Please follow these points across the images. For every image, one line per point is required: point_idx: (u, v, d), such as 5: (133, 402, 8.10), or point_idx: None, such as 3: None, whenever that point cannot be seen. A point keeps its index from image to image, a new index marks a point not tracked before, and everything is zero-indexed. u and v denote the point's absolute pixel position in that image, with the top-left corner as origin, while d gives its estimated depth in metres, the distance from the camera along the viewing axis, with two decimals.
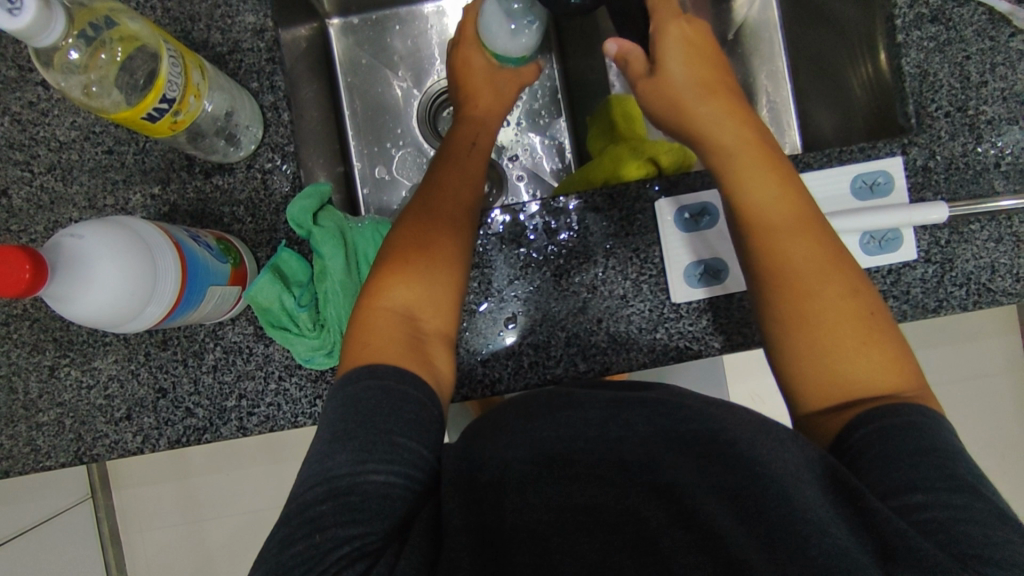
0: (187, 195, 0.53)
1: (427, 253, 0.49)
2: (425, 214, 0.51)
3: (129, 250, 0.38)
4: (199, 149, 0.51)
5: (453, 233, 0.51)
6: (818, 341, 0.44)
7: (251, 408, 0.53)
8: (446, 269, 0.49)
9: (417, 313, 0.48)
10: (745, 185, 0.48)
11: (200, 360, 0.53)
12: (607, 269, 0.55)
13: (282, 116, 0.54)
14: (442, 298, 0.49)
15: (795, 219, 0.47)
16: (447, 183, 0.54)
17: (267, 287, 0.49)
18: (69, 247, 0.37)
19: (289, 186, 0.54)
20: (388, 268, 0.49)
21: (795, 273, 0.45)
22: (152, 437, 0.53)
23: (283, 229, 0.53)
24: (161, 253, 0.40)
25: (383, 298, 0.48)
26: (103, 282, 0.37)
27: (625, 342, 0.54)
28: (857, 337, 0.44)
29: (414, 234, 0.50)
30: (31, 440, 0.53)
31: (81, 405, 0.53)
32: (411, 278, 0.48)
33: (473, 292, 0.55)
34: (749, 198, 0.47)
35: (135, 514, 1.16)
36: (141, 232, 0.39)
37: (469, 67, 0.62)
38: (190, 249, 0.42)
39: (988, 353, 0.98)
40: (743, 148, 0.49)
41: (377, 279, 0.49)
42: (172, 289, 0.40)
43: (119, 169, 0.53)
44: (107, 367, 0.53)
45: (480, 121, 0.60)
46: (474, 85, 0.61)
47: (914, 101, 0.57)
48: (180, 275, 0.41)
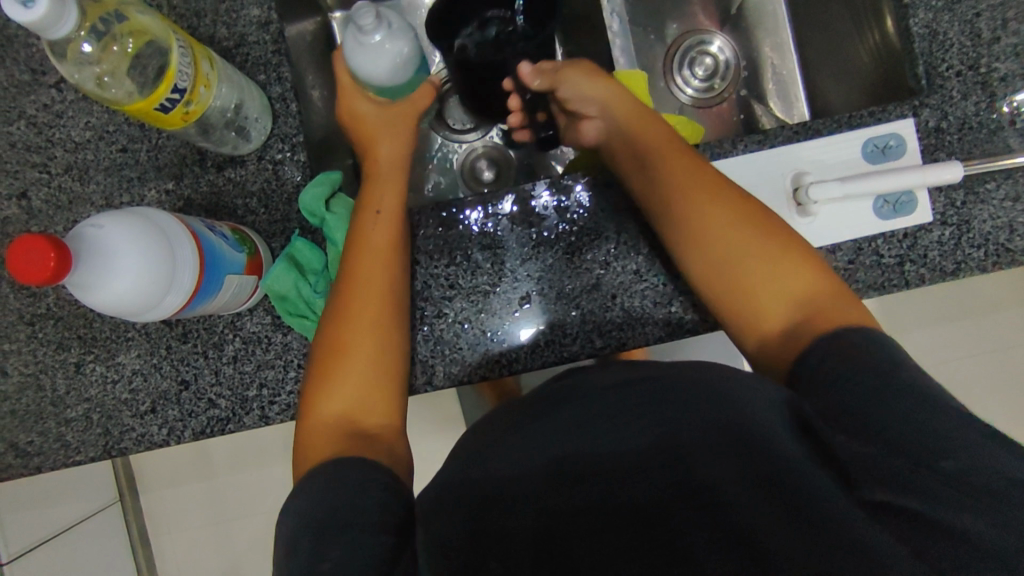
0: (201, 190, 0.54)
1: (361, 310, 0.48)
2: (353, 274, 0.49)
3: (149, 240, 0.38)
4: (209, 141, 0.52)
5: (384, 283, 0.49)
6: (750, 291, 0.46)
7: (272, 397, 0.54)
8: (387, 317, 0.48)
9: (363, 384, 0.46)
10: (663, 172, 0.51)
11: (220, 352, 0.54)
12: (619, 244, 0.55)
13: (290, 107, 0.55)
14: (376, 381, 0.47)
15: (722, 204, 0.48)
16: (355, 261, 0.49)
17: (283, 275, 0.50)
18: (90, 237, 0.37)
19: (300, 175, 0.54)
20: (329, 339, 0.47)
21: (720, 247, 0.47)
22: (177, 428, 0.54)
23: (295, 218, 0.54)
24: (178, 245, 0.40)
25: (323, 406, 0.46)
26: (126, 273, 0.37)
27: (640, 319, 0.54)
28: (779, 268, 0.45)
29: (346, 294, 0.48)
30: (61, 436, 0.54)
31: (106, 400, 0.54)
32: (352, 344, 0.47)
33: (485, 276, 0.54)
34: (676, 186, 0.49)
35: (163, 515, 1.18)
36: (160, 222, 0.40)
37: (359, 110, 0.57)
38: (207, 239, 0.43)
39: (1007, 321, 0.97)
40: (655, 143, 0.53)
41: (319, 357, 0.47)
42: (190, 280, 0.41)
43: (133, 167, 0.54)
44: (130, 362, 0.54)
45: (387, 165, 0.55)
46: (371, 129, 0.57)
47: (924, 62, 0.57)
48: (198, 265, 0.41)
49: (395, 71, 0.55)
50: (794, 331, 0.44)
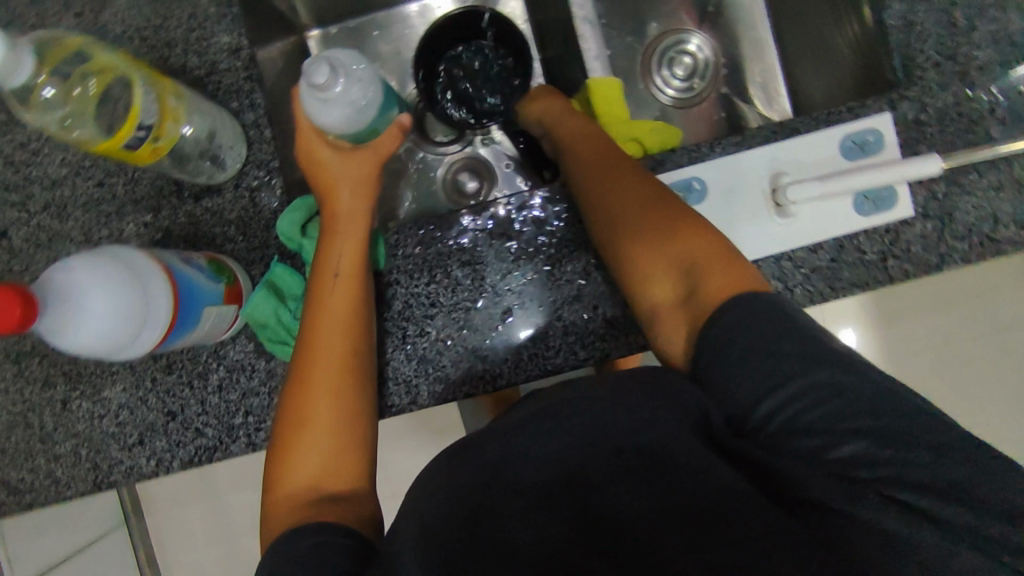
0: (179, 220, 0.54)
1: (322, 383, 0.46)
2: (311, 343, 0.47)
3: (121, 279, 0.39)
4: (183, 172, 0.52)
5: (344, 351, 0.47)
6: (646, 270, 0.45)
7: (258, 424, 0.54)
8: (348, 387, 0.46)
9: (327, 458, 0.45)
10: (585, 175, 0.51)
11: (205, 381, 0.54)
12: (599, 254, 0.54)
13: (264, 133, 0.55)
14: (344, 443, 0.45)
15: (656, 202, 0.46)
16: (319, 322, 0.48)
17: (263, 303, 0.50)
18: (61, 280, 0.37)
19: (277, 201, 0.54)
20: (289, 416, 0.46)
21: (626, 233, 0.46)
22: (166, 459, 0.54)
23: (274, 244, 0.54)
24: (150, 280, 0.40)
25: (291, 473, 0.44)
26: (98, 313, 0.38)
27: (623, 327, 0.54)
28: (672, 242, 0.44)
29: (304, 365, 0.47)
30: (51, 472, 0.54)
31: (94, 434, 0.54)
32: (313, 421, 0.45)
33: (467, 292, 0.54)
34: (599, 192, 0.48)
35: (169, 539, 1.18)
36: (131, 260, 0.40)
37: (316, 157, 0.53)
38: (181, 272, 0.43)
39: (1014, 308, 0.90)
40: (588, 156, 0.52)
41: (280, 433, 0.45)
42: (165, 314, 0.41)
43: (110, 201, 0.54)
44: (116, 395, 0.54)
45: (349, 218, 0.52)
46: (331, 176, 0.53)
47: (900, 54, 0.56)
48: (172, 299, 0.42)
49: (352, 117, 0.50)
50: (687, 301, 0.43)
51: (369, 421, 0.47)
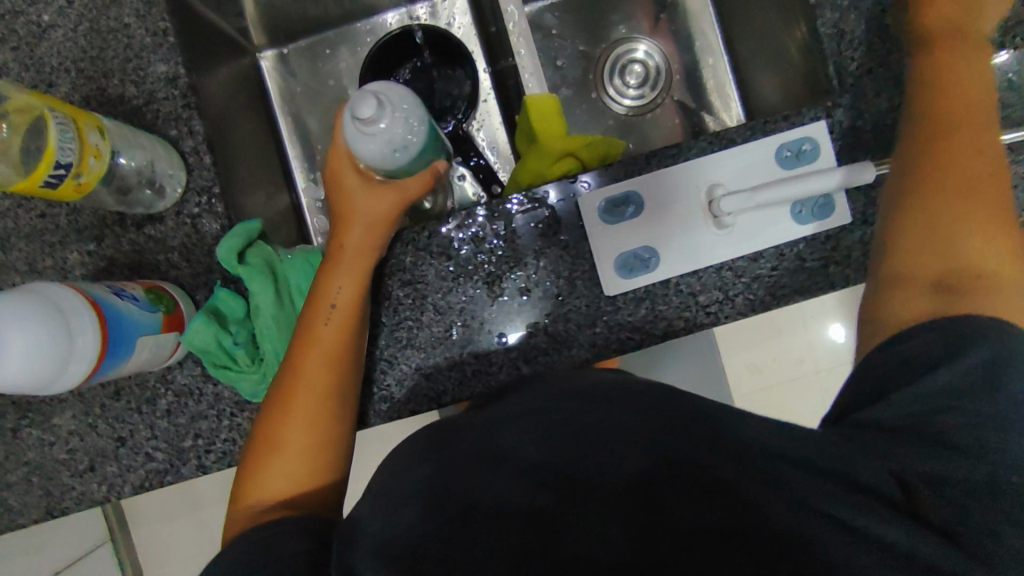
0: (122, 249, 0.55)
1: (301, 407, 0.50)
2: (298, 368, 0.51)
3: (45, 319, 0.39)
4: (126, 204, 0.53)
5: (328, 375, 0.50)
6: (967, 241, 0.46)
7: (208, 446, 0.55)
8: (325, 416, 0.50)
9: (296, 474, 0.49)
10: (966, 130, 0.50)
11: (153, 406, 0.55)
12: (538, 269, 0.55)
13: (204, 159, 0.55)
14: (316, 452, 0.50)
15: (986, 170, 0.49)
16: (310, 344, 0.51)
17: (204, 330, 0.50)
18: None
19: (219, 226, 0.55)
20: (266, 431, 0.50)
21: (982, 213, 0.47)
22: (117, 484, 0.55)
23: (217, 269, 0.54)
24: (76, 317, 0.41)
25: (263, 474, 0.49)
26: (19, 353, 0.38)
27: (565, 341, 0.55)
28: (999, 232, 0.46)
29: (287, 387, 0.51)
30: (4, 500, 0.54)
31: (45, 462, 0.55)
32: (289, 439, 0.49)
33: (438, 312, 0.55)
34: (966, 164, 0.49)
35: (154, 552, 1.21)
36: (57, 299, 0.41)
37: (347, 189, 0.57)
38: (110, 306, 0.44)
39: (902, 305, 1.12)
40: (974, 103, 0.51)
41: (255, 444, 0.50)
42: (93, 349, 0.42)
43: (54, 232, 0.55)
44: (65, 423, 0.55)
45: (354, 244, 0.54)
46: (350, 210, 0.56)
47: (833, 62, 0.57)
48: (100, 335, 0.42)
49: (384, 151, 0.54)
50: (945, 281, 0.46)
51: (339, 447, 0.51)
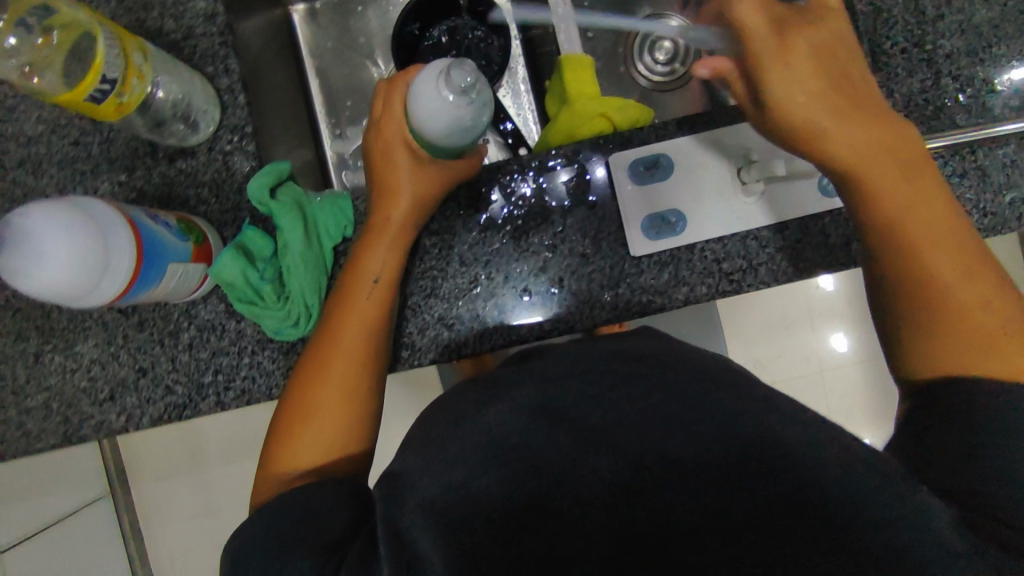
0: (153, 181, 0.55)
1: (336, 376, 0.49)
2: (334, 337, 0.50)
3: (85, 231, 0.39)
4: (160, 134, 0.54)
5: (362, 344, 0.50)
6: (942, 288, 0.44)
7: (227, 383, 0.55)
8: (361, 385, 0.50)
9: (331, 441, 0.48)
10: (912, 203, 0.46)
11: (176, 339, 0.55)
12: (565, 227, 0.55)
13: (238, 98, 0.55)
14: (349, 421, 0.49)
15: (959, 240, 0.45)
16: (347, 313, 0.51)
17: (231, 263, 0.50)
18: (19, 225, 0.38)
19: (250, 165, 0.55)
20: (298, 401, 0.49)
21: (949, 272, 0.45)
22: (136, 415, 0.55)
23: (246, 207, 0.55)
24: (114, 234, 0.41)
25: (298, 440, 0.48)
26: (58, 262, 0.38)
27: (587, 300, 0.55)
28: (968, 275, 0.44)
29: (322, 356, 0.50)
30: (22, 424, 0.55)
31: (65, 389, 0.55)
32: (322, 408, 0.49)
33: (469, 282, 0.55)
34: (919, 223, 0.45)
35: (154, 507, 1.25)
36: (96, 214, 0.41)
37: (392, 154, 0.54)
38: (147, 229, 0.44)
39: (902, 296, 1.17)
40: (909, 179, 0.46)
41: (287, 414, 0.49)
42: (127, 268, 0.42)
43: (85, 160, 0.55)
44: (88, 351, 0.55)
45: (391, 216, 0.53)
46: (396, 179, 0.53)
47: (869, 40, 0.57)
48: (135, 255, 0.43)
49: (453, 129, 0.49)
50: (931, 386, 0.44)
51: (370, 414, 0.51)
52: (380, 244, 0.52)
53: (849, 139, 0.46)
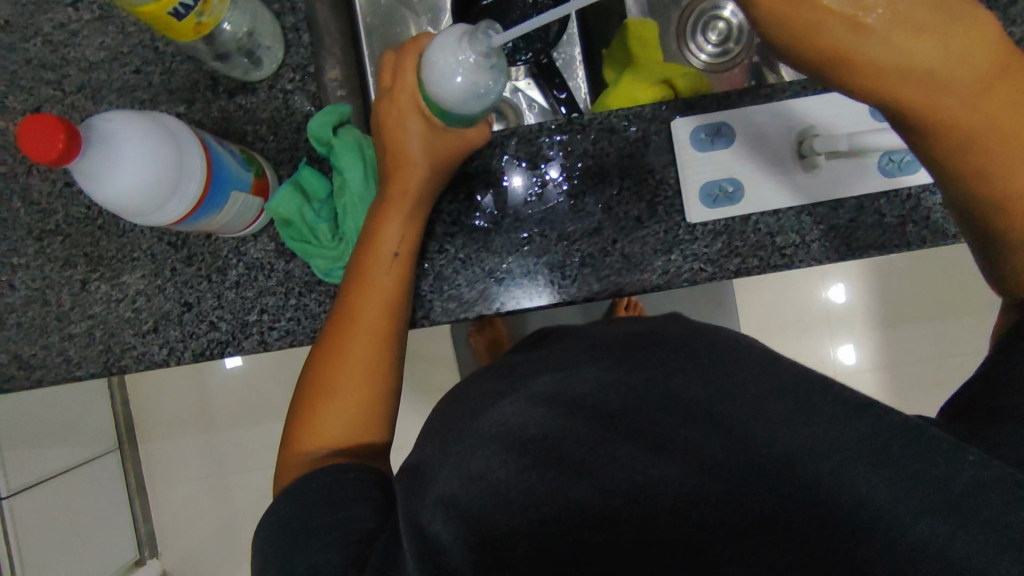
0: (211, 114, 0.54)
1: (356, 354, 0.48)
2: (351, 312, 0.49)
3: (161, 149, 0.40)
4: (223, 65, 0.53)
5: (380, 319, 0.49)
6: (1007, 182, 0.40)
7: (271, 323, 0.54)
8: (383, 358, 0.48)
9: (353, 421, 0.46)
10: (981, 113, 0.39)
11: (223, 276, 0.54)
12: (622, 189, 0.55)
13: (302, 38, 0.55)
14: (369, 400, 0.47)
15: None
16: (363, 290, 0.49)
17: (289, 199, 0.51)
18: (104, 134, 0.39)
19: (310, 105, 0.55)
20: (318, 381, 0.48)
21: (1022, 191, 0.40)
22: (177, 349, 0.55)
23: (303, 147, 0.55)
24: (187, 157, 0.41)
25: (319, 423, 0.46)
26: (135, 175, 0.39)
27: (639, 263, 0.55)
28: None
29: (343, 331, 0.48)
30: (64, 350, 0.55)
31: (109, 318, 0.55)
32: (342, 389, 0.47)
33: (502, 250, 0.55)
34: (1000, 137, 0.40)
35: (159, 466, 1.24)
36: (172, 135, 0.41)
37: (407, 124, 0.51)
38: (217, 157, 0.44)
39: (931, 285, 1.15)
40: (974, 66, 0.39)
41: (308, 396, 0.47)
42: (197, 192, 0.42)
43: (145, 90, 0.55)
44: (134, 282, 0.55)
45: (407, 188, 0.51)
46: (410, 153, 0.51)
47: None
48: (205, 181, 0.43)
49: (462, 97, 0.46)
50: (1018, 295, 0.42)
51: (390, 391, 0.49)
52: (397, 214, 0.51)
53: (916, 60, 0.39)
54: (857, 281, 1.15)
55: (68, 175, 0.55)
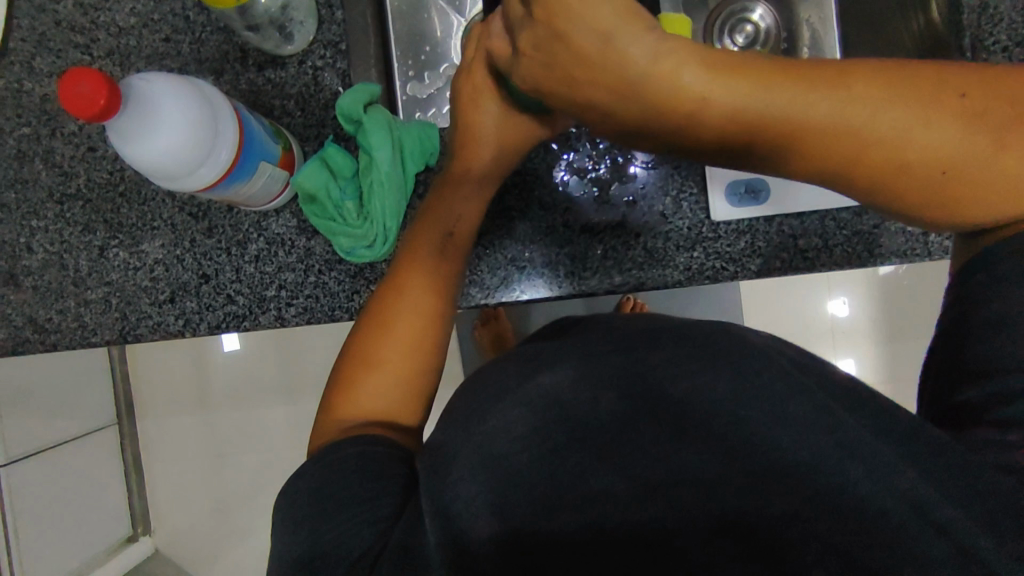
0: (239, 87, 0.54)
1: (404, 327, 0.46)
2: (402, 284, 0.48)
3: (197, 132, 0.41)
4: (255, 35, 0.53)
5: (432, 297, 0.48)
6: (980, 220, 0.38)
7: (290, 299, 0.54)
8: (428, 337, 0.47)
9: (394, 397, 0.45)
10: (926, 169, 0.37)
11: (243, 250, 0.54)
12: (648, 184, 0.55)
13: (335, 15, 0.54)
14: (412, 380, 0.46)
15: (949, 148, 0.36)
16: (418, 265, 0.49)
17: (314, 174, 0.51)
18: (146, 112, 0.39)
19: (339, 83, 0.54)
20: (360, 351, 0.46)
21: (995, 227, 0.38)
22: (194, 320, 0.54)
23: (330, 124, 0.55)
24: (221, 138, 0.42)
25: (359, 395, 0.44)
26: (169, 152, 0.40)
27: (662, 259, 0.55)
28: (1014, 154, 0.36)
29: (390, 303, 0.47)
30: (79, 315, 0.54)
31: (127, 286, 0.54)
32: (387, 361, 0.45)
33: (531, 239, 0.55)
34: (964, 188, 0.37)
35: (156, 443, 1.23)
36: (211, 115, 0.41)
37: (481, 100, 0.51)
38: (250, 130, 0.44)
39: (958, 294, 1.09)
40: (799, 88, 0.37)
41: (348, 365, 0.46)
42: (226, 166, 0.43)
43: (174, 58, 0.54)
44: (153, 251, 0.54)
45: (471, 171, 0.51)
46: (484, 133, 0.51)
47: (972, 35, 0.57)
48: (235, 154, 0.43)
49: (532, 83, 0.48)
50: None
51: (433, 373, 0.47)
52: (453, 192, 0.51)
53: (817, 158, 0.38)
54: (860, 293, 1.10)
55: (92, 140, 0.54)
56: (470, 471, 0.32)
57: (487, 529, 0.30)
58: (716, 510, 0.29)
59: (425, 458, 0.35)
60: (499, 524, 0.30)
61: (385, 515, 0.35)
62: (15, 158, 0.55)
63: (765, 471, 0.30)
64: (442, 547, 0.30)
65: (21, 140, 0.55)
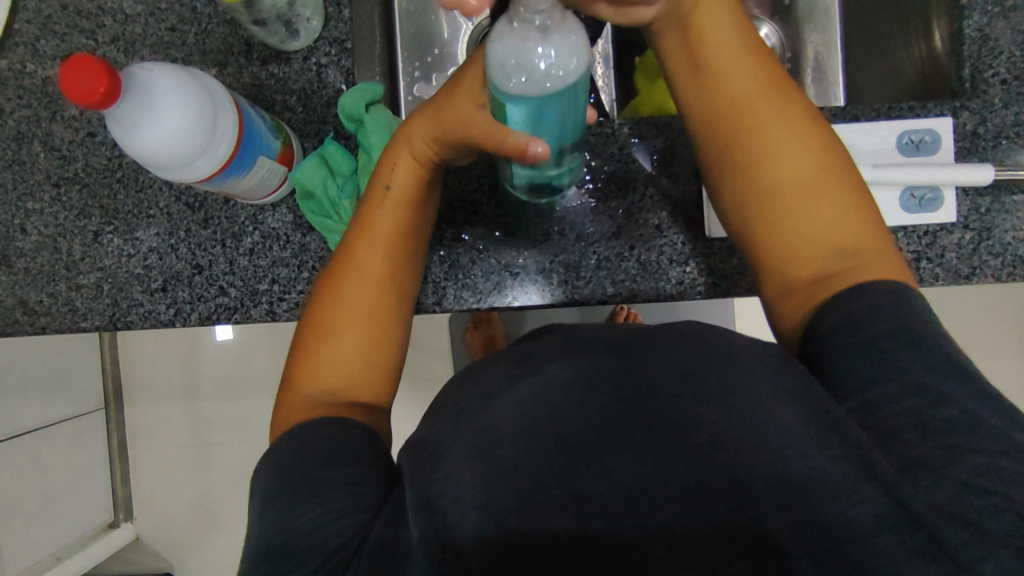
0: (242, 80, 0.54)
1: (351, 303, 0.46)
2: (350, 260, 0.47)
3: (185, 141, 0.41)
4: (262, 30, 0.53)
5: (382, 276, 0.47)
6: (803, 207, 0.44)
7: (282, 294, 0.54)
8: (375, 319, 0.46)
9: (347, 372, 0.44)
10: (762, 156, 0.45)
11: (238, 243, 0.54)
12: (645, 197, 0.55)
13: (342, 12, 0.54)
14: (363, 358, 0.45)
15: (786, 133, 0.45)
16: (367, 242, 0.47)
17: (312, 171, 0.52)
18: (140, 111, 0.40)
19: (342, 81, 0.55)
20: (313, 325, 0.46)
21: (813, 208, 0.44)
22: (185, 310, 0.54)
23: (331, 121, 0.55)
24: (211, 147, 0.42)
25: (314, 370, 0.44)
26: (155, 150, 0.40)
27: (654, 272, 0.55)
28: (844, 211, 0.43)
29: (338, 278, 0.47)
30: (70, 300, 0.54)
31: (119, 273, 0.54)
32: (336, 336, 0.45)
33: (519, 242, 0.55)
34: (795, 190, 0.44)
35: (142, 430, 1.22)
36: (207, 126, 0.41)
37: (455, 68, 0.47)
38: (249, 135, 0.45)
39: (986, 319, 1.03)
40: (771, 118, 0.45)
41: (303, 337, 0.46)
42: (211, 172, 0.43)
43: (179, 48, 0.55)
44: (148, 239, 0.54)
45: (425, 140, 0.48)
46: (448, 101, 0.46)
47: (972, 65, 0.55)
48: (223, 163, 0.43)
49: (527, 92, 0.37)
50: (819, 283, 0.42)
51: (388, 350, 0.46)
52: (405, 160, 0.48)
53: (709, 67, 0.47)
54: None
55: (92, 125, 0.54)
56: (451, 474, 0.32)
57: (474, 526, 0.31)
58: (702, 520, 0.30)
59: (408, 461, 0.35)
60: (480, 524, 0.31)
61: (366, 506, 0.34)
62: (14, 139, 0.55)
63: (743, 490, 0.30)
64: (426, 539, 0.31)
65: (21, 122, 0.55)
